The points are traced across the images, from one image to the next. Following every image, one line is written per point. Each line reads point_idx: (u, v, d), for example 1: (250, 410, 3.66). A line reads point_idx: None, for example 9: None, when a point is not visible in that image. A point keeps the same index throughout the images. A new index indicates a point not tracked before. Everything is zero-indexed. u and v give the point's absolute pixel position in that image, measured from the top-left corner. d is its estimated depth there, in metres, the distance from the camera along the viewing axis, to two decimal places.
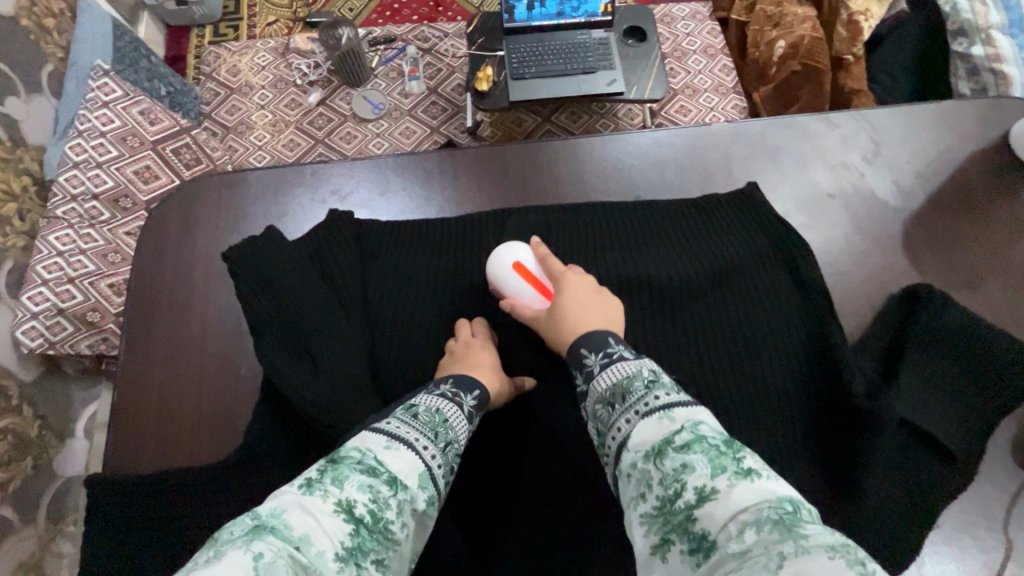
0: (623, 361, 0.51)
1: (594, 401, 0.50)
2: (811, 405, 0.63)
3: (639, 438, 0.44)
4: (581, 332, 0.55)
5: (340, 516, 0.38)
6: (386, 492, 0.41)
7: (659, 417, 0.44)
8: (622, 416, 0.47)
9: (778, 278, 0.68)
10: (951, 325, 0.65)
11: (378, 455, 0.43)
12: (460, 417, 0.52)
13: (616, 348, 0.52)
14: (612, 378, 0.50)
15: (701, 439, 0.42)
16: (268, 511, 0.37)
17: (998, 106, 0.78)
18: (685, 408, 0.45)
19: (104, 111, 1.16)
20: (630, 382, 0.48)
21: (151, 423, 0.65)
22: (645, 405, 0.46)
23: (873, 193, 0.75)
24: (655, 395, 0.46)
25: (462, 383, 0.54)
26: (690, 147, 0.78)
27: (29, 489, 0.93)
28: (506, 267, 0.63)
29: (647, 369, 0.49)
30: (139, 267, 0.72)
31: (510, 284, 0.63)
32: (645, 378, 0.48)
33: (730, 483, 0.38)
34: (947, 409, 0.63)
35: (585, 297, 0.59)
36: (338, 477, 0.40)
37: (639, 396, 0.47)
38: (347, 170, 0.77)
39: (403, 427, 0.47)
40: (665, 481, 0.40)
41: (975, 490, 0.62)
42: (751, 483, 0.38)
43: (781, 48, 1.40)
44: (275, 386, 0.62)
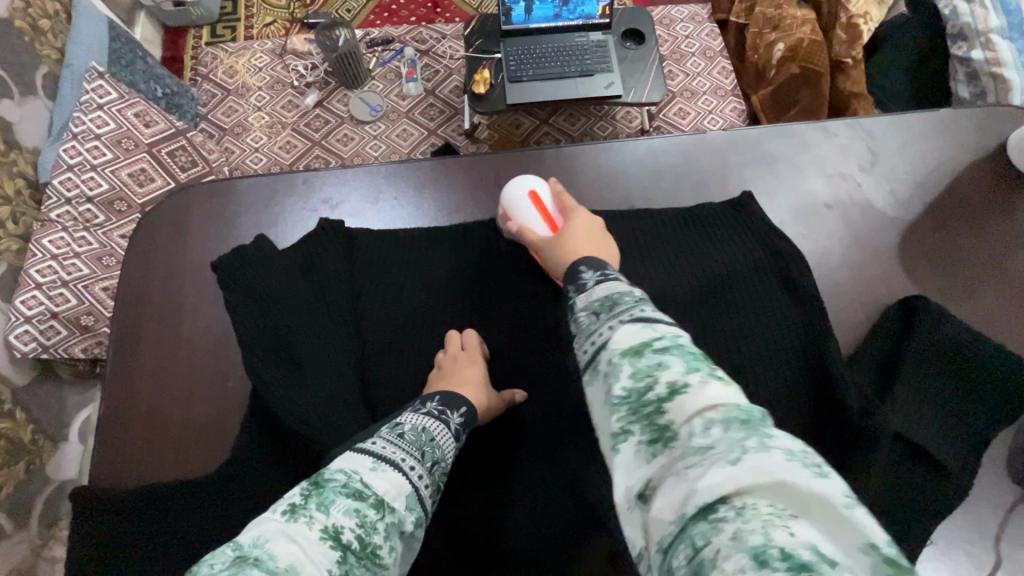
0: (616, 279, 0.49)
1: (578, 312, 0.47)
2: (806, 420, 0.62)
3: (618, 341, 0.42)
4: (579, 259, 0.54)
5: (327, 543, 0.37)
6: (373, 516, 0.41)
7: (643, 324, 0.42)
8: (605, 323, 0.44)
9: (771, 288, 0.68)
10: (948, 337, 0.64)
11: (364, 477, 0.43)
12: (447, 434, 0.51)
13: (613, 271, 0.50)
14: (603, 291, 0.47)
15: (681, 346, 0.40)
16: (252, 542, 0.36)
17: (996, 115, 0.78)
18: (668, 322, 0.42)
19: (99, 113, 1.15)
20: (619, 296, 0.46)
21: (141, 432, 0.65)
22: (629, 314, 0.43)
23: (870, 203, 0.75)
24: (643, 308, 0.44)
25: (449, 401, 0.54)
26: (685, 156, 0.77)
27: (22, 494, 0.93)
28: (520, 195, 0.65)
29: (637, 289, 0.47)
30: (129, 273, 0.71)
31: (522, 211, 0.65)
32: (636, 295, 0.46)
33: (704, 382, 0.36)
34: (945, 422, 0.62)
35: (592, 231, 0.60)
36: (323, 503, 0.39)
37: (626, 306, 0.44)
38: (339, 178, 0.77)
39: (389, 447, 0.46)
40: (637, 376, 0.38)
41: (972, 503, 0.62)
42: (724, 388, 0.36)
43: (780, 51, 1.39)
44: (263, 400, 0.61)
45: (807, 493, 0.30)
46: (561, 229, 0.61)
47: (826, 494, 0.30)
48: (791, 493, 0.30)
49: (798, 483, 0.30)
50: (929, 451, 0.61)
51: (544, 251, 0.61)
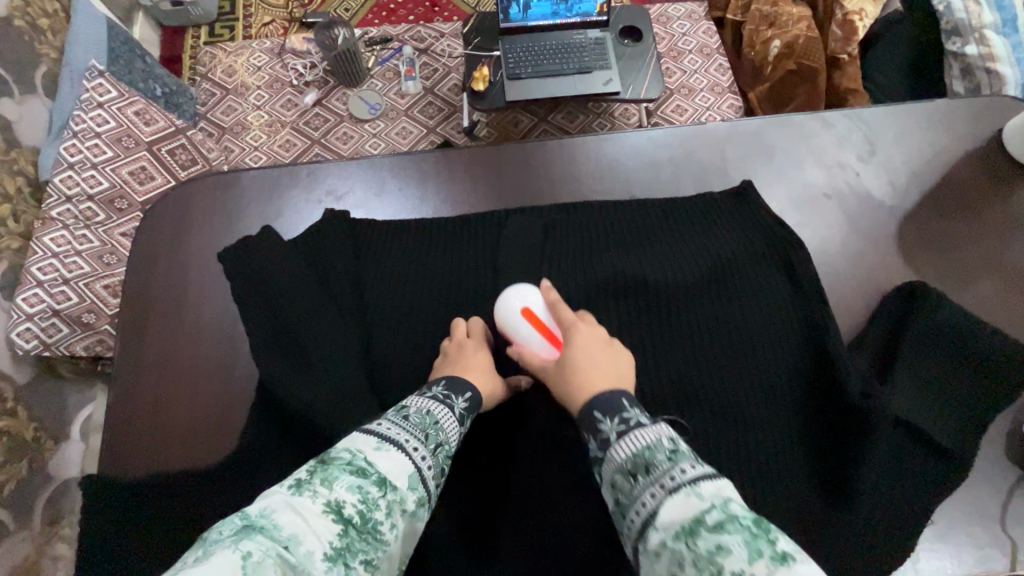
0: (640, 427, 0.47)
1: (612, 471, 0.46)
2: (806, 404, 0.64)
3: (666, 515, 0.40)
4: (594, 395, 0.51)
5: (329, 517, 0.38)
6: (375, 493, 0.41)
7: (686, 492, 0.40)
8: (646, 491, 0.42)
9: (772, 275, 0.69)
10: (945, 323, 0.65)
11: (368, 456, 0.43)
12: (451, 419, 0.52)
13: (632, 413, 0.48)
14: (631, 447, 0.45)
15: (732, 517, 0.38)
16: (257, 511, 0.37)
17: (990, 106, 0.79)
18: (711, 483, 0.41)
19: (99, 112, 1.15)
20: (651, 453, 0.44)
21: (147, 421, 0.65)
22: (669, 480, 0.42)
23: (868, 192, 0.76)
24: (682, 468, 0.42)
25: (454, 386, 0.55)
26: (685, 146, 0.78)
27: (25, 491, 0.93)
28: (514, 313, 0.61)
29: (667, 437, 0.45)
30: (135, 264, 0.72)
31: (520, 332, 0.61)
32: (667, 449, 0.44)
33: (768, 569, 0.34)
34: (943, 407, 0.63)
35: (598, 350, 0.56)
36: (327, 478, 0.40)
37: (662, 468, 0.43)
38: (342, 171, 0.77)
39: (394, 429, 0.47)
40: (698, 563, 0.36)
41: (970, 487, 0.63)
42: (790, 570, 0.34)
43: (776, 48, 1.40)
44: (271, 387, 0.62)
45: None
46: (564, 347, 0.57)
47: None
48: None
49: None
50: (929, 436, 0.61)
51: (551, 379, 0.56)
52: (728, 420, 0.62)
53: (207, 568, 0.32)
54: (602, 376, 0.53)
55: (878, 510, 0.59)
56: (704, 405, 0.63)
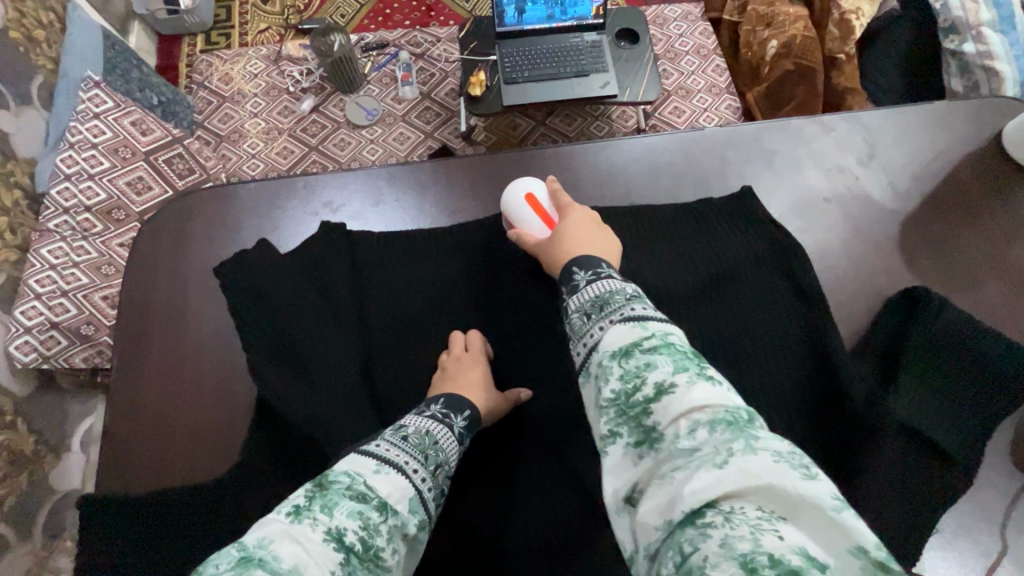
0: (608, 279, 0.51)
1: (573, 311, 0.50)
2: (811, 413, 0.63)
3: (610, 340, 0.45)
4: (574, 258, 0.56)
5: (330, 545, 0.37)
6: (376, 518, 0.41)
7: (633, 324, 0.45)
8: (598, 323, 0.47)
9: (773, 282, 0.68)
10: (949, 328, 0.64)
11: (367, 480, 0.43)
12: (450, 438, 0.51)
13: (606, 269, 0.53)
14: (594, 292, 0.50)
15: (669, 346, 0.42)
16: (256, 543, 0.36)
17: (990, 107, 0.78)
18: (659, 322, 0.45)
19: (95, 123, 1.15)
20: (611, 295, 0.49)
21: (148, 438, 0.65)
22: (621, 314, 0.46)
23: (869, 196, 0.75)
24: (634, 307, 0.47)
25: (453, 404, 0.54)
26: (683, 151, 0.78)
27: (26, 505, 0.93)
28: (518, 197, 0.66)
29: (630, 288, 0.49)
30: (133, 279, 0.71)
31: (520, 214, 0.65)
32: (627, 294, 0.48)
33: (692, 383, 0.39)
34: (947, 413, 0.62)
35: (587, 227, 0.61)
36: (327, 505, 0.39)
37: (618, 306, 0.47)
38: (339, 181, 0.77)
39: (393, 450, 0.46)
40: (627, 376, 0.41)
41: (976, 493, 0.62)
42: (711, 387, 0.39)
43: (773, 48, 1.39)
44: (270, 404, 0.61)
45: (796, 498, 0.32)
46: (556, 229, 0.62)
47: (816, 497, 0.32)
48: (800, 514, 0.32)
49: (789, 487, 0.33)
50: (935, 443, 0.61)
51: (542, 251, 0.61)
52: None
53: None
54: (587, 245, 0.59)
55: (885, 517, 0.59)
56: None
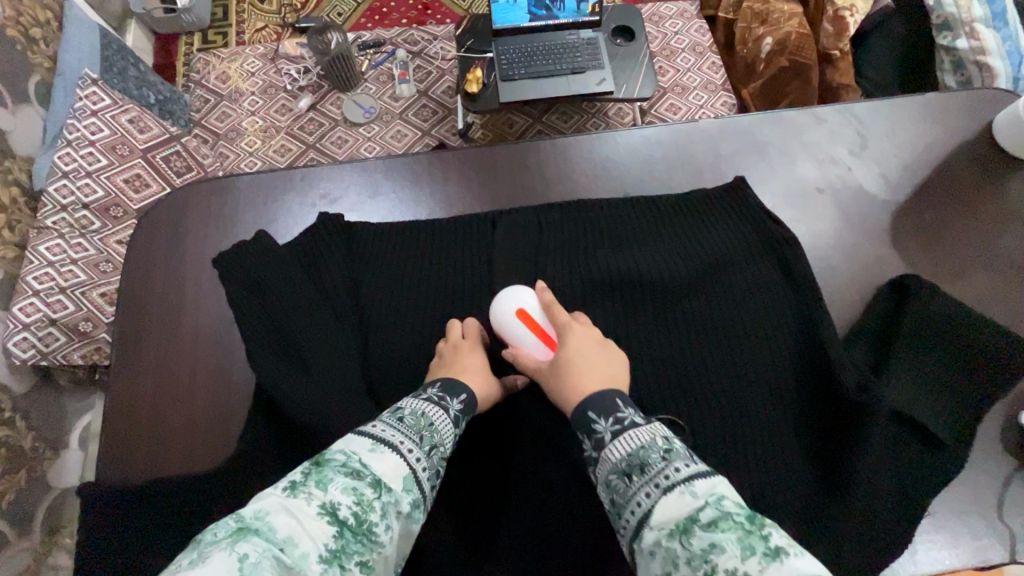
0: (634, 428, 0.48)
1: (608, 471, 0.47)
2: (803, 399, 0.64)
3: (661, 514, 0.41)
4: (587, 393, 0.52)
5: (324, 519, 0.38)
6: (370, 494, 0.41)
7: (680, 491, 0.42)
8: (641, 489, 0.44)
9: (766, 271, 0.69)
10: (939, 316, 0.65)
11: (362, 458, 0.43)
12: (446, 420, 0.52)
13: (627, 413, 0.49)
14: (626, 447, 0.47)
15: (726, 515, 0.39)
16: (251, 514, 0.37)
17: (981, 99, 0.79)
18: (705, 480, 0.42)
19: (93, 120, 1.15)
20: (646, 452, 0.45)
21: (146, 429, 0.65)
22: (664, 479, 0.43)
23: (861, 187, 0.76)
24: (675, 467, 0.44)
25: (449, 388, 0.55)
26: (677, 143, 0.78)
27: (24, 501, 0.93)
28: (508, 313, 0.62)
29: (660, 437, 0.47)
30: (131, 271, 0.72)
31: (513, 331, 0.62)
32: (661, 449, 0.45)
33: (763, 565, 0.35)
34: (938, 400, 0.63)
35: (590, 347, 0.57)
36: (322, 480, 0.40)
37: (657, 468, 0.44)
38: (336, 174, 0.77)
39: (388, 430, 0.47)
40: (693, 562, 0.37)
41: (968, 479, 0.63)
42: (782, 564, 0.35)
43: (769, 44, 1.40)
44: (268, 393, 0.61)
45: None
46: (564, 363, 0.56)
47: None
48: None
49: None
50: (926, 428, 0.61)
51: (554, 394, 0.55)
52: (726, 417, 0.62)
53: (202, 571, 0.32)
54: (590, 365, 0.55)
55: (879, 502, 0.59)
56: (701, 401, 0.63)
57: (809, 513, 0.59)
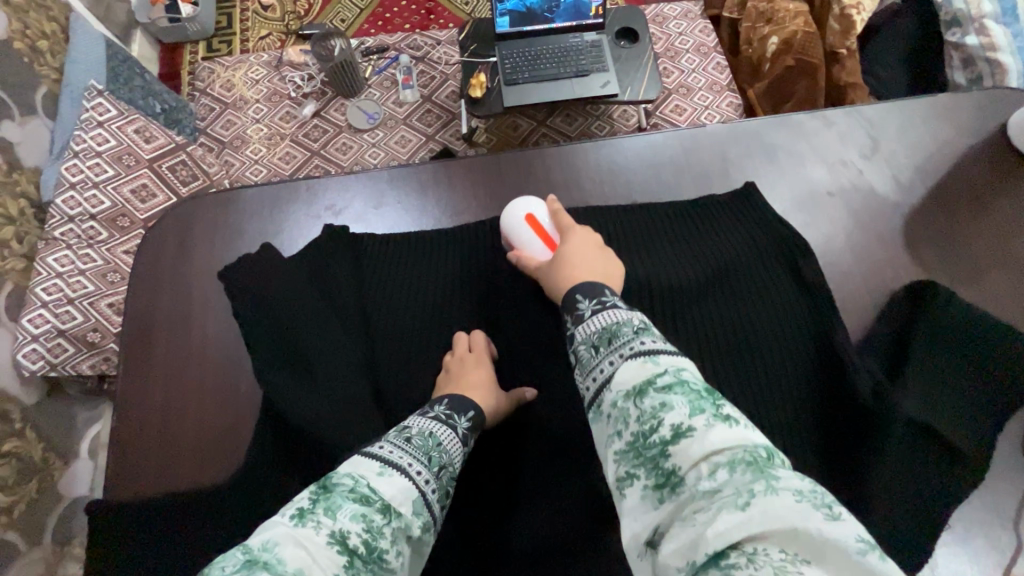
0: (613, 308, 0.50)
1: (579, 342, 0.49)
2: (818, 410, 0.62)
3: (620, 377, 0.43)
4: (573, 285, 0.55)
5: (334, 548, 0.37)
6: (380, 520, 0.41)
7: (643, 358, 0.43)
8: (606, 358, 0.46)
9: (776, 275, 0.68)
10: (954, 322, 0.64)
11: (371, 482, 0.43)
12: (454, 440, 0.51)
13: (610, 297, 0.51)
14: (601, 322, 0.49)
15: (683, 383, 0.41)
16: (260, 546, 0.36)
17: (992, 98, 0.78)
18: (670, 355, 0.44)
19: (99, 131, 1.15)
20: (618, 326, 0.47)
21: (153, 443, 0.65)
22: (630, 347, 0.45)
23: (872, 190, 0.75)
24: (643, 340, 0.45)
25: (456, 405, 0.54)
26: (684, 148, 0.77)
27: (35, 513, 0.93)
28: (518, 219, 0.65)
29: (637, 317, 0.48)
30: (138, 284, 0.71)
31: (521, 235, 0.64)
32: (634, 324, 0.47)
33: (710, 425, 0.38)
34: (956, 408, 0.62)
35: (588, 248, 0.60)
36: (331, 507, 0.39)
37: (626, 339, 0.46)
38: (341, 184, 0.77)
39: (396, 452, 0.46)
40: (642, 418, 0.40)
41: (985, 487, 0.62)
42: (728, 426, 0.38)
43: (774, 44, 1.39)
44: (276, 409, 0.61)
45: (819, 541, 0.31)
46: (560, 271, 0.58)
47: (835, 532, 0.31)
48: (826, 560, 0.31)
49: (810, 527, 0.31)
50: (945, 440, 0.60)
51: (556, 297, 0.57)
52: None
53: None
54: (590, 274, 0.56)
55: (895, 513, 0.58)
56: None
57: None
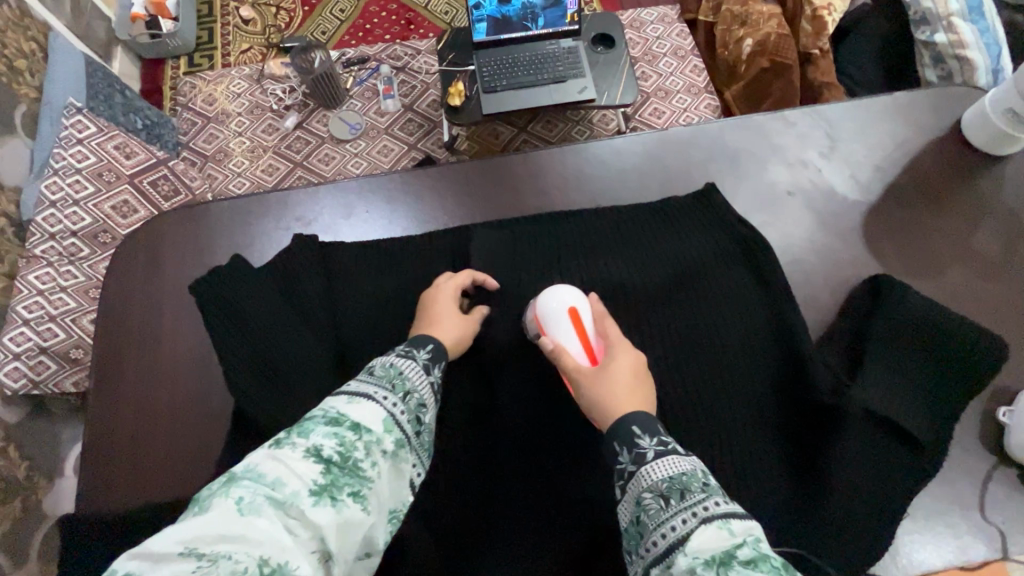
0: (676, 454, 0.47)
1: (644, 490, 0.46)
2: (776, 406, 0.64)
3: (697, 543, 0.39)
4: (625, 412, 0.52)
5: (310, 459, 0.38)
6: (352, 436, 0.41)
7: (719, 525, 0.40)
8: (677, 515, 0.42)
9: (736, 274, 0.69)
10: (914, 315, 0.65)
11: (341, 408, 0.43)
12: (417, 370, 0.52)
13: (670, 439, 0.49)
14: (666, 470, 0.46)
15: (765, 557, 0.37)
16: (241, 467, 0.38)
17: (947, 95, 0.80)
18: (744, 521, 0.41)
19: (79, 148, 1.15)
20: (688, 480, 0.44)
21: (125, 457, 0.66)
22: (702, 510, 0.42)
23: (832, 188, 0.76)
24: (715, 501, 0.42)
25: (415, 342, 0.55)
26: (648, 152, 0.79)
27: (19, 533, 0.92)
28: (559, 309, 0.61)
29: (702, 471, 0.46)
30: (110, 301, 0.72)
31: (559, 327, 0.60)
32: (703, 482, 0.44)
33: None
34: (917, 399, 0.63)
35: (635, 371, 0.56)
36: (304, 430, 0.40)
37: (697, 498, 0.43)
38: (311, 196, 0.78)
39: (362, 384, 0.47)
40: None
41: (950, 478, 0.63)
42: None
43: (749, 46, 1.40)
44: (246, 416, 0.61)
45: None
46: (603, 380, 0.55)
47: None
48: None
49: None
50: (904, 431, 0.61)
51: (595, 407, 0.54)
52: (703, 425, 0.62)
53: (205, 521, 0.34)
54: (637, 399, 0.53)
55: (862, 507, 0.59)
56: (683, 411, 0.63)
57: (791, 519, 0.60)
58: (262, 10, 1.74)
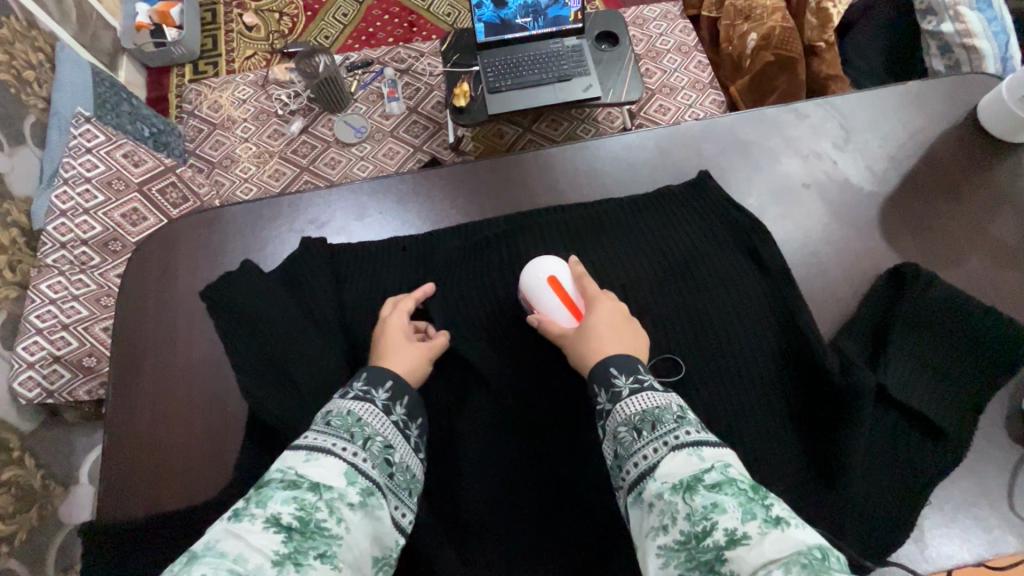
0: (651, 389, 0.49)
1: (617, 423, 0.48)
2: (796, 400, 0.63)
3: (666, 469, 0.42)
4: (604, 359, 0.52)
5: (270, 530, 0.38)
6: (312, 497, 0.41)
7: (689, 452, 0.42)
8: (647, 445, 0.45)
9: (751, 267, 0.68)
10: (936, 307, 0.64)
11: (299, 469, 0.42)
12: (376, 413, 0.50)
13: (646, 375, 0.50)
14: (640, 404, 0.47)
15: (731, 480, 0.40)
16: (201, 544, 0.36)
17: (961, 83, 0.79)
18: (713, 448, 0.43)
19: (87, 157, 1.15)
20: (659, 412, 0.46)
21: (143, 461, 0.66)
22: (673, 438, 0.44)
23: (846, 180, 0.76)
24: (687, 430, 0.44)
25: (373, 379, 0.52)
26: (661, 147, 0.78)
27: (37, 541, 0.92)
28: (540, 279, 0.62)
29: (675, 403, 0.47)
30: (125, 305, 0.72)
31: (543, 298, 0.61)
32: (675, 411, 0.46)
33: (762, 531, 0.35)
34: (938, 391, 0.62)
35: (616, 320, 0.57)
36: (261, 498, 0.40)
37: (668, 428, 0.45)
38: (323, 198, 0.78)
39: (319, 437, 0.46)
40: (693, 517, 0.38)
41: (974, 470, 0.62)
42: (782, 533, 0.35)
43: (754, 40, 1.40)
44: (262, 420, 0.61)
45: None
46: (583, 334, 0.56)
47: None
48: None
49: None
50: (923, 420, 0.60)
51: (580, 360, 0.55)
52: (726, 420, 0.61)
53: None
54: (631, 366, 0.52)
55: (881, 498, 0.59)
56: (699, 405, 0.61)
57: (812, 514, 0.59)
58: (265, 16, 1.74)
